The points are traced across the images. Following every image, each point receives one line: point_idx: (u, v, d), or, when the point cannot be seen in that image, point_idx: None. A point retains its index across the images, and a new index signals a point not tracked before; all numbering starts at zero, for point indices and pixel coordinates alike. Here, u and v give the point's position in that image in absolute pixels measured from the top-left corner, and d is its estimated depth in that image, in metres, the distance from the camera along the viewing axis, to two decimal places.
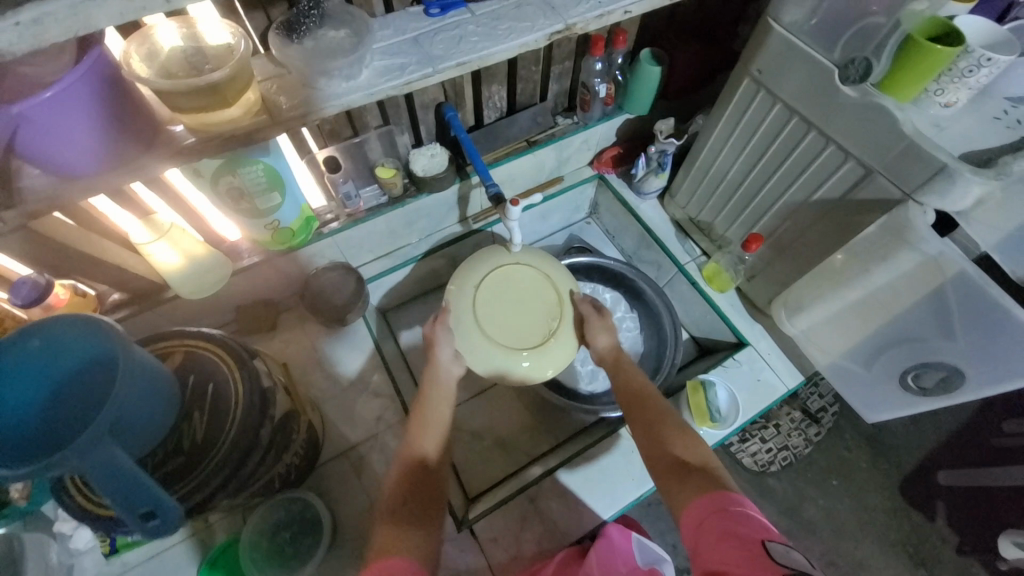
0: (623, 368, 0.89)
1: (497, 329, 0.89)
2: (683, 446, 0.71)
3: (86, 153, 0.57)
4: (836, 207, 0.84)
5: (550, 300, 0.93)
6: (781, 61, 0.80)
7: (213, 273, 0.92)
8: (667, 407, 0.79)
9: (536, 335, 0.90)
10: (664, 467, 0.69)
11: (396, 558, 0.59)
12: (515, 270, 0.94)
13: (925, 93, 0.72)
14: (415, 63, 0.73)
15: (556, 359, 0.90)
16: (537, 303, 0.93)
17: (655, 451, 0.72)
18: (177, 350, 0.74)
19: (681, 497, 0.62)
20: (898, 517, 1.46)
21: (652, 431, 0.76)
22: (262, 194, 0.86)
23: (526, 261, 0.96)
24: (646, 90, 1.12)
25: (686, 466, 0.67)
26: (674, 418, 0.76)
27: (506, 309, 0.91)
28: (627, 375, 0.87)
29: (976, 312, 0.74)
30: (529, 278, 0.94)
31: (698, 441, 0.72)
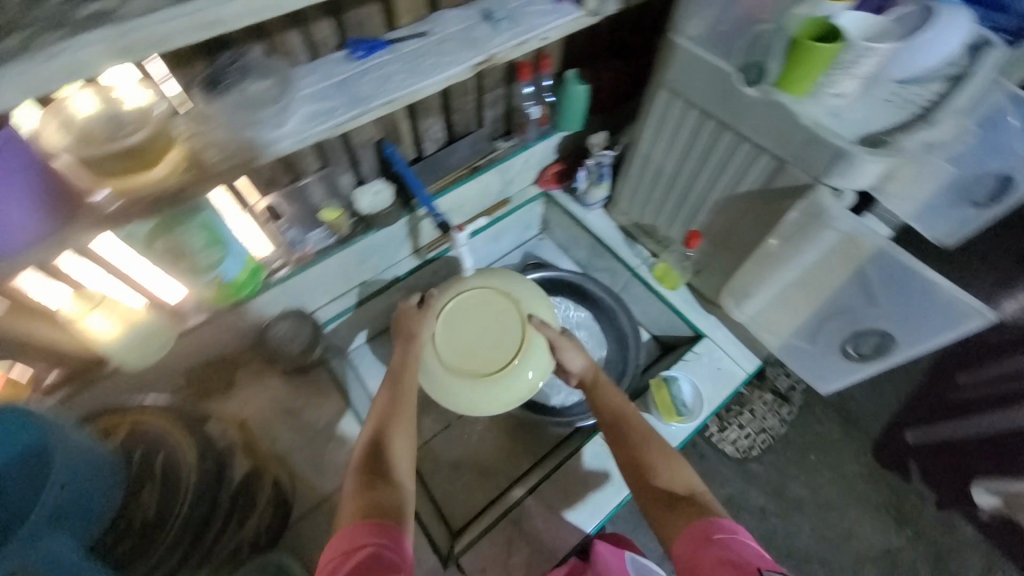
0: (603, 389, 0.87)
1: (458, 357, 0.93)
2: (668, 472, 0.71)
3: (8, 233, 0.55)
4: (760, 196, 0.89)
5: (514, 331, 0.93)
6: (689, 70, 0.86)
7: (156, 339, 0.90)
8: (648, 425, 0.78)
9: (497, 366, 0.92)
10: (650, 497, 0.69)
11: (371, 522, 0.62)
12: (486, 296, 0.96)
13: (819, 86, 0.78)
14: (344, 106, 0.74)
15: (513, 391, 0.92)
16: (502, 334, 0.94)
17: (637, 475, 0.72)
18: (120, 424, 0.90)
19: (671, 525, 0.63)
20: (875, 481, 1.52)
21: (632, 455, 0.75)
22: (203, 251, 0.85)
23: (500, 286, 0.97)
24: (576, 108, 1.17)
25: (672, 496, 0.67)
26: (656, 434, 0.77)
27: (468, 338, 0.94)
28: (607, 395, 0.86)
29: (898, 284, 0.80)
30: (498, 306, 0.95)
31: (682, 466, 0.71)
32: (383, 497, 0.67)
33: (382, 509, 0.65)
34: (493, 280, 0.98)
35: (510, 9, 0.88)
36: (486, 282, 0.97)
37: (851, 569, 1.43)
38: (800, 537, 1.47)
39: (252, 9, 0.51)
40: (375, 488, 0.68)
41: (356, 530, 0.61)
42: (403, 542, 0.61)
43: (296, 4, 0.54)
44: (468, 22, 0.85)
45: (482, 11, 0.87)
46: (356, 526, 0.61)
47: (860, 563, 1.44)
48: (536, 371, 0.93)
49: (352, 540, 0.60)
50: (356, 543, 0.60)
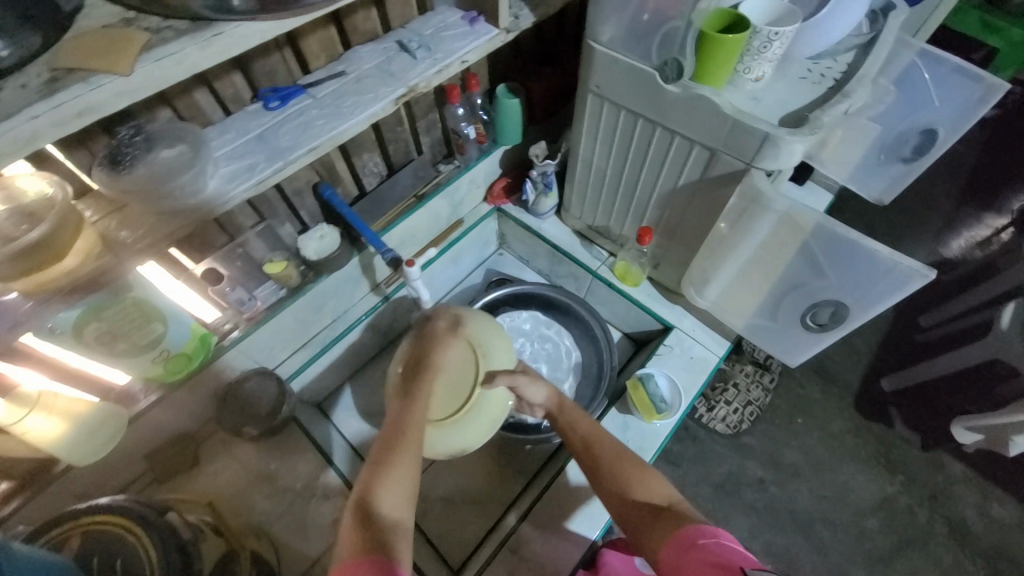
0: (574, 416, 0.85)
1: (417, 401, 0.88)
2: (645, 486, 0.71)
3: None
4: (701, 185, 0.91)
5: (470, 378, 0.87)
6: (611, 74, 0.87)
7: (104, 429, 0.83)
8: (616, 443, 0.78)
9: (451, 410, 0.87)
10: (631, 515, 0.69)
11: (367, 560, 0.56)
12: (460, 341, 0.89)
13: (738, 74, 0.81)
14: (265, 160, 0.72)
15: (461, 439, 0.88)
16: (458, 380, 0.88)
17: (617, 496, 0.72)
18: (72, 533, 0.64)
19: (654, 538, 0.64)
20: (863, 434, 1.55)
21: (607, 478, 0.74)
22: (142, 327, 0.80)
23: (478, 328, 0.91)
24: (512, 121, 1.16)
25: (653, 509, 0.67)
26: (629, 451, 0.76)
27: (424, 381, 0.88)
28: (577, 420, 0.84)
29: (839, 254, 0.82)
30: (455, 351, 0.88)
31: (654, 476, 0.72)
32: (380, 535, 0.60)
33: (378, 547, 0.58)
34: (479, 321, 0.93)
35: (426, 37, 0.87)
36: (473, 324, 0.91)
37: (854, 524, 1.45)
38: (800, 502, 1.48)
39: (131, 88, 0.49)
40: (370, 527, 0.61)
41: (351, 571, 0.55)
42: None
43: (177, 74, 0.52)
44: (385, 55, 0.84)
45: (398, 41, 0.86)
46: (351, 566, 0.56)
47: (861, 517, 1.45)
48: (486, 419, 0.89)
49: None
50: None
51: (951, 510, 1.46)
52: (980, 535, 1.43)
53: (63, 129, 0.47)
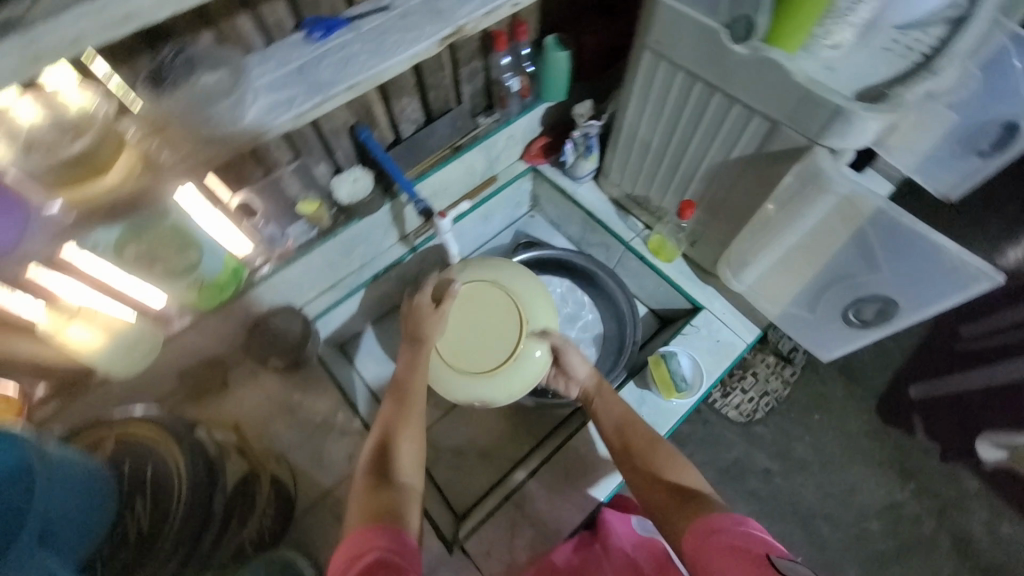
0: (606, 397, 0.89)
1: (461, 349, 0.93)
2: (674, 470, 0.73)
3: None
4: (754, 161, 0.85)
5: (512, 334, 0.92)
6: (673, 29, 0.80)
7: (140, 348, 0.88)
8: (650, 431, 0.80)
9: (490, 363, 0.92)
10: (656, 500, 0.70)
11: (378, 527, 0.59)
12: (471, 292, 0.95)
13: (813, 38, 0.74)
14: (303, 93, 0.70)
15: (488, 394, 0.91)
16: (501, 336, 0.93)
17: (645, 472, 0.75)
18: (106, 439, 0.67)
19: (678, 522, 0.64)
20: (879, 438, 1.51)
21: (638, 462, 0.77)
22: (177, 253, 0.82)
23: (488, 281, 0.96)
24: (557, 76, 1.11)
25: (685, 493, 0.68)
26: (660, 438, 0.79)
27: (466, 332, 0.93)
28: (608, 402, 0.87)
29: (898, 246, 0.77)
30: (501, 307, 0.94)
31: (687, 467, 0.74)
32: (390, 501, 0.64)
33: (388, 509, 0.62)
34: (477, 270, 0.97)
35: None
36: (494, 277, 0.96)
37: (857, 523, 1.44)
38: (804, 496, 1.47)
39: None
40: (383, 486, 0.66)
41: (364, 537, 0.57)
42: (411, 551, 0.57)
43: None
44: None
45: None
46: (363, 534, 0.58)
47: (865, 518, 1.44)
48: (518, 382, 0.92)
49: (357, 548, 0.57)
50: (362, 553, 0.56)
51: (960, 523, 1.43)
52: (984, 550, 1.40)
53: (105, 36, 0.46)
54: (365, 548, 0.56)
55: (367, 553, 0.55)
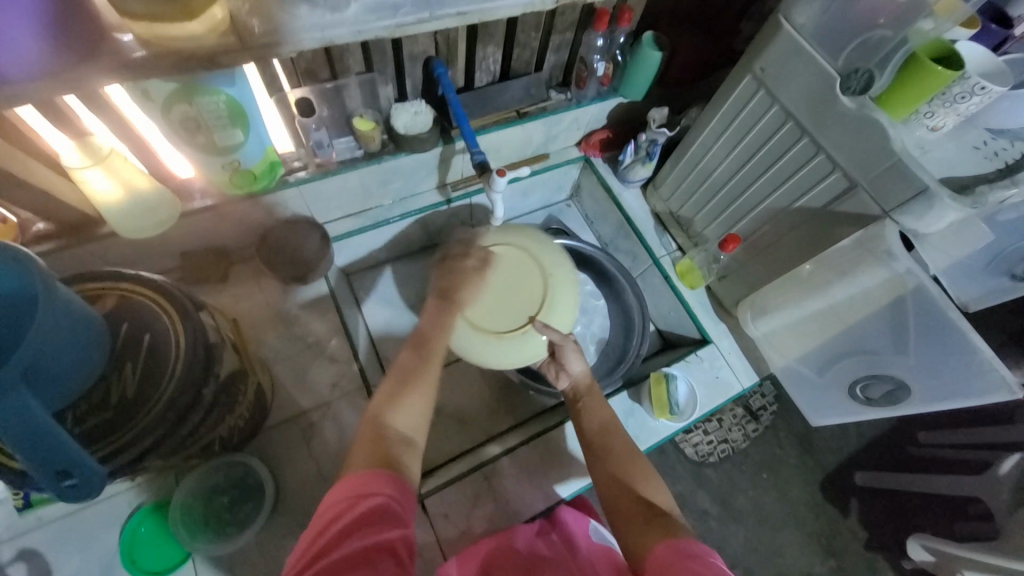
0: (594, 399, 0.87)
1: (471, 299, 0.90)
2: (650, 486, 0.74)
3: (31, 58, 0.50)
4: (816, 215, 0.85)
5: (522, 318, 0.90)
6: (788, 62, 0.78)
7: (155, 214, 0.83)
8: (631, 441, 0.81)
9: (497, 324, 0.89)
10: (627, 508, 0.71)
11: (381, 471, 0.58)
12: (514, 257, 0.93)
13: (916, 114, 0.74)
14: (410, 4, 0.65)
15: (478, 350, 0.89)
16: (513, 313, 0.90)
17: (615, 478, 0.75)
18: (109, 293, 0.64)
19: (643, 541, 0.65)
20: (817, 512, 1.56)
21: (608, 474, 0.76)
22: (222, 128, 0.77)
23: (541, 266, 0.93)
24: (643, 74, 1.08)
25: (652, 511, 0.69)
26: (638, 451, 0.79)
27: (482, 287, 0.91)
28: (595, 403, 0.86)
29: (932, 333, 0.78)
30: (532, 293, 0.91)
31: (660, 485, 0.74)
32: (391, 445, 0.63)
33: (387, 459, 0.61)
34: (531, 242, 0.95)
35: None
36: (550, 270, 0.93)
37: None
38: (732, 545, 1.51)
39: None
40: (382, 441, 0.64)
41: (369, 481, 0.56)
42: (407, 496, 0.58)
43: None
44: None
45: None
46: (365, 480, 0.56)
47: None
48: (513, 353, 0.89)
49: (360, 493, 0.55)
50: (364, 497, 0.55)
51: None
52: None
53: None
54: (370, 492, 0.55)
55: (371, 499, 0.55)
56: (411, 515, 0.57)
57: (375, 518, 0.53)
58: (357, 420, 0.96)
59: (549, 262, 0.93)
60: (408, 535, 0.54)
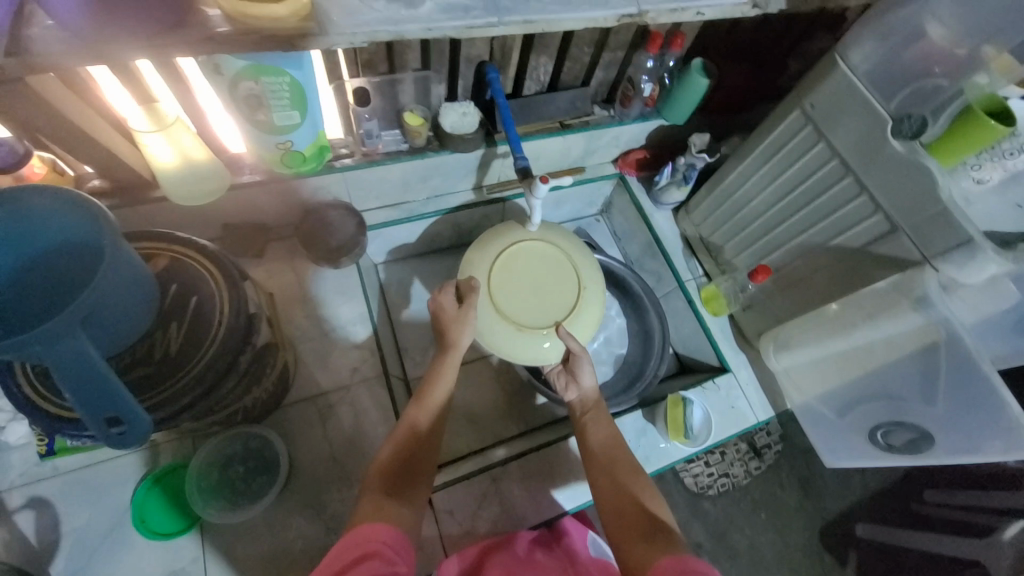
0: (597, 417, 0.86)
1: (502, 287, 0.88)
2: (652, 499, 0.74)
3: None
4: (854, 255, 0.86)
5: (549, 320, 0.88)
6: (840, 102, 0.79)
7: (209, 182, 0.86)
8: (636, 462, 0.80)
9: (523, 318, 0.87)
10: (625, 523, 0.71)
11: (375, 522, 0.62)
12: (550, 257, 0.92)
13: (963, 165, 0.74)
14: (480, 8, 0.68)
15: (493, 338, 0.87)
16: (541, 311, 0.89)
17: (618, 498, 0.74)
18: (161, 254, 0.66)
19: (639, 551, 0.66)
20: (813, 558, 1.53)
21: (610, 491, 0.76)
22: (281, 109, 0.79)
23: (576, 274, 0.92)
24: (688, 99, 1.09)
25: (649, 527, 0.69)
26: (641, 469, 0.79)
27: (515, 279, 0.89)
28: (595, 424, 0.85)
29: (963, 384, 0.77)
30: (564, 298, 0.90)
31: (660, 501, 0.74)
32: (399, 471, 0.73)
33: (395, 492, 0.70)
34: (572, 248, 0.94)
35: None
36: (585, 282, 0.92)
37: None
38: None
39: None
40: (397, 492, 0.70)
41: (370, 526, 0.61)
42: (406, 550, 0.62)
43: None
44: None
45: None
46: (367, 525, 0.61)
47: None
48: (527, 351, 0.87)
49: (360, 537, 0.59)
50: (365, 540, 0.59)
51: None
52: None
53: None
54: (370, 536, 0.59)
55: (371, 543, 0.59)
56: (408, 568, 0.60)
57: (370, 558, 0.57)
58: (373, 407, 0.97)
59: (586, 273, 0.92)
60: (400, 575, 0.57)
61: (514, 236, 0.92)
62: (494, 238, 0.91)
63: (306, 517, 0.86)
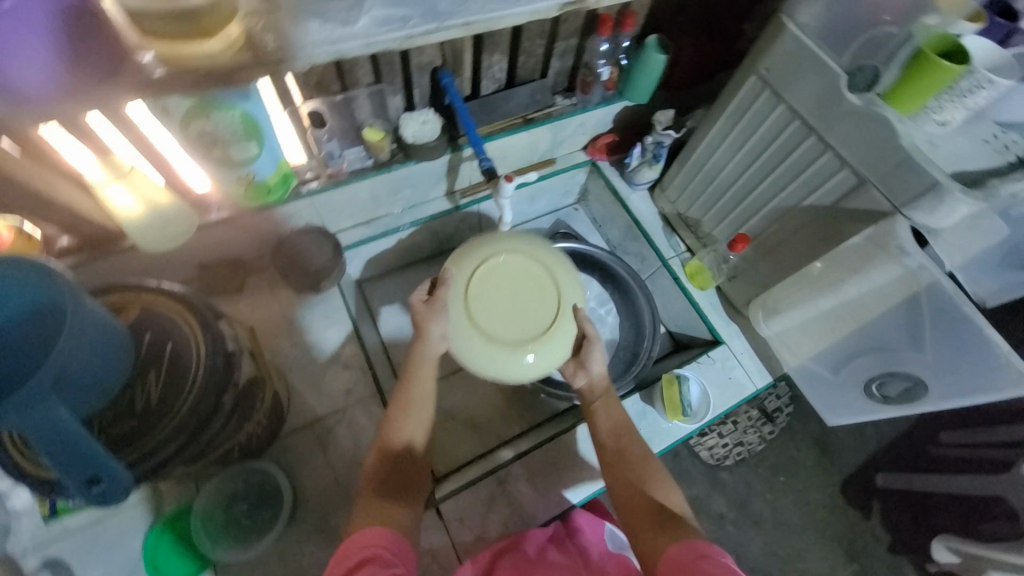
0: (611, 405, 0.84)
1: (480, 308, 0.83)
2: (663, 492, 0.73)
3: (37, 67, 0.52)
4: (827, 214, 0.85)
5: (535, 332, 0.83)
6: (792, 63, 0.79)
7: (177, 225, 0.85)
8: (644, 449, 0.79)
9: (508, 335, 0.82)
10: (635, 514, 0.71)
11: (374, 527, 0.63)
12: (525, 264, 0.87)
13: (923, 110, 0.72)
14: (419, 16, 0.66)
15: (482, 364, 0.82)
16: (525, 325, 0.83)
17: (630, 490, 0.74)
18: (132, 305, 0.66)
19: (661, 541, 0.64)
20: (836, 514, 1.53)
21: (622, 479, 0.76)
22: (237, 143, 0.79)
23: (554, 278, 0.87)
24: (649, 78, 1.08)
25: (665, 512, 0.69)
26: (653, 457, 0.78)
27: (492, 297, 0.84)
28: (603, 414, 0.84)
29: (948, 328, 0.78)
30: (545, 306, 0.85)
31: (673, 490, 0.74)
32: (394, 472, 0.73)
33: (391, 492, 0.70)
34: (545, 251, 0.89)
35: None
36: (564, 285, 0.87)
37: None
38: (750, 549, 1.49)
39: None
40: (392, 497, 0.70)
41: (366, 532, 0.62)
42: (406, 552, 0.63)
43: None
44: None
45: None
46: (366, 530, 0.62)
47: None
48: (521, 368, 0.82)
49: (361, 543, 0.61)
50: (362, 545, 0.60)
51: None
52: None
53: None
54: (369, 541, 0.60)
55: (369, 547, 0.60)
56: (410, 571, 0.60)
57: (369, 562, 0.58)
58: (372, 425, 0.97)
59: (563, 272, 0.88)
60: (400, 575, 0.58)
61: (485, 244, 0.86)
62: (480, 241, 0.87)
63: (318, 543, 0.86)
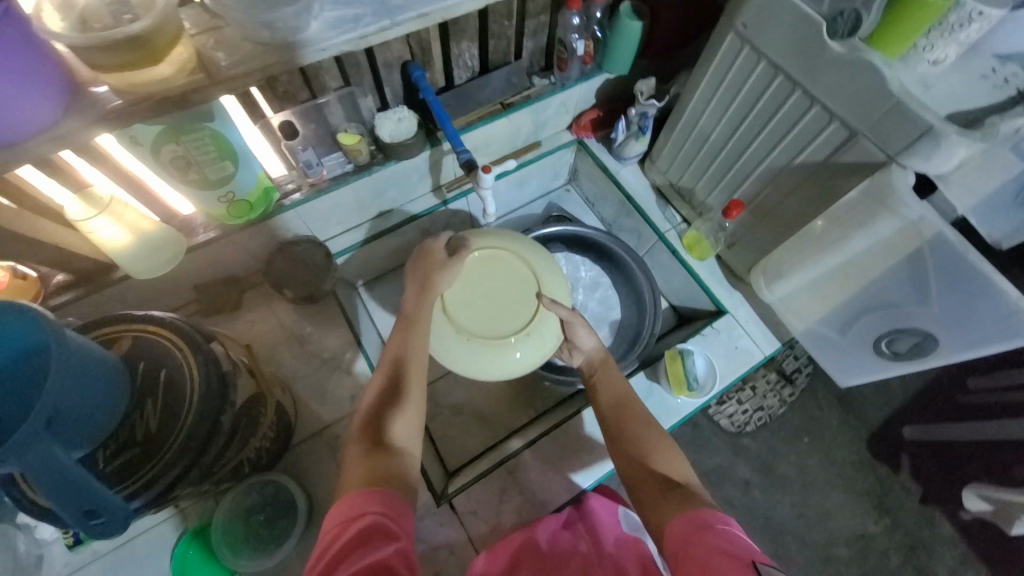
0: (608, 370, 0.86)
1: (461, 311, 0.87)
2: (667, 463, 0.71)
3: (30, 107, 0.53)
4: (820, 170, 0.82)
5: (516, 328, 0.87)
6: (769, 14, 0.74)
7: (163, 252, 0.85)
8: (648, 414, 0.79)
9: (490, 332, 0.86)
10: (639, 481, 0.70)
11: (365, 490, 0.58)
12: (504, 260, 0.89)
13: (914, 49, 0.68)
14: (371, 14, 0.65)
15: (470, 363, 0.86)
16: (505, 321, 0.87)
17: (635, 459, 0.73)
18: (124, 335, 0.67)
19: (663, 513, 0.63)
20: (864, 470, 1.50)
21: (633, 443, 0.75)
22: (212, 162, 0.79)
23: (532, 271, 0.90)
24: (628, 48, 1.04)
25: (668, 483, 0.67)
26: (656, 421, 0.78)
27: (472, 298, 0.87)
28: (613, 375, 0.85)
29: (954, 279, 0.74)
30: (524, 301, 0.88)
31: (678, 459, 0.72)
32: (387, 433, 0.70)
33: (380, 446, 0.67)
34: (526, 251, 0.91)
35: None
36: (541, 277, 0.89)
37: (825, 546, 1.44)
38: (778, 513, 1.48)
39: None
40: (384, 454, 0.66)
41: (361, 498, 0.57)
42: (402, 512, 0.59)
43: None
44: None
45: None
46: (355, 495, 0.58)
47: (835, 543, 1.44)
48: (506, 363, 0.86)
49: (352, 510, 0.57)
50: (355, 513, 0.56)
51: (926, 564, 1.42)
52: None
53: None
54: (360, 509, 0.56)
55: (362, 515, 0.56)
56: (410, 538, 0.57)
57: (363, 534, 0.54)
58: None
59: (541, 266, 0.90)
60: (403, 550, 0.53)
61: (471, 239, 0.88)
62: (482, 233, 0.91)
63: None
